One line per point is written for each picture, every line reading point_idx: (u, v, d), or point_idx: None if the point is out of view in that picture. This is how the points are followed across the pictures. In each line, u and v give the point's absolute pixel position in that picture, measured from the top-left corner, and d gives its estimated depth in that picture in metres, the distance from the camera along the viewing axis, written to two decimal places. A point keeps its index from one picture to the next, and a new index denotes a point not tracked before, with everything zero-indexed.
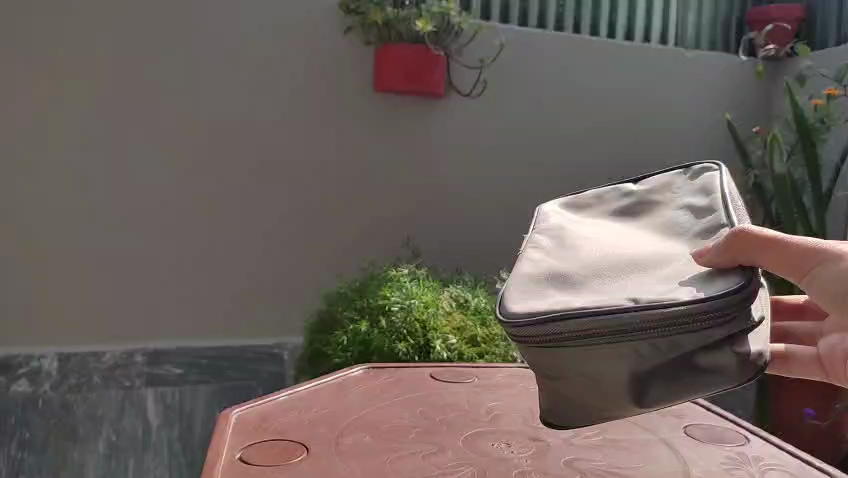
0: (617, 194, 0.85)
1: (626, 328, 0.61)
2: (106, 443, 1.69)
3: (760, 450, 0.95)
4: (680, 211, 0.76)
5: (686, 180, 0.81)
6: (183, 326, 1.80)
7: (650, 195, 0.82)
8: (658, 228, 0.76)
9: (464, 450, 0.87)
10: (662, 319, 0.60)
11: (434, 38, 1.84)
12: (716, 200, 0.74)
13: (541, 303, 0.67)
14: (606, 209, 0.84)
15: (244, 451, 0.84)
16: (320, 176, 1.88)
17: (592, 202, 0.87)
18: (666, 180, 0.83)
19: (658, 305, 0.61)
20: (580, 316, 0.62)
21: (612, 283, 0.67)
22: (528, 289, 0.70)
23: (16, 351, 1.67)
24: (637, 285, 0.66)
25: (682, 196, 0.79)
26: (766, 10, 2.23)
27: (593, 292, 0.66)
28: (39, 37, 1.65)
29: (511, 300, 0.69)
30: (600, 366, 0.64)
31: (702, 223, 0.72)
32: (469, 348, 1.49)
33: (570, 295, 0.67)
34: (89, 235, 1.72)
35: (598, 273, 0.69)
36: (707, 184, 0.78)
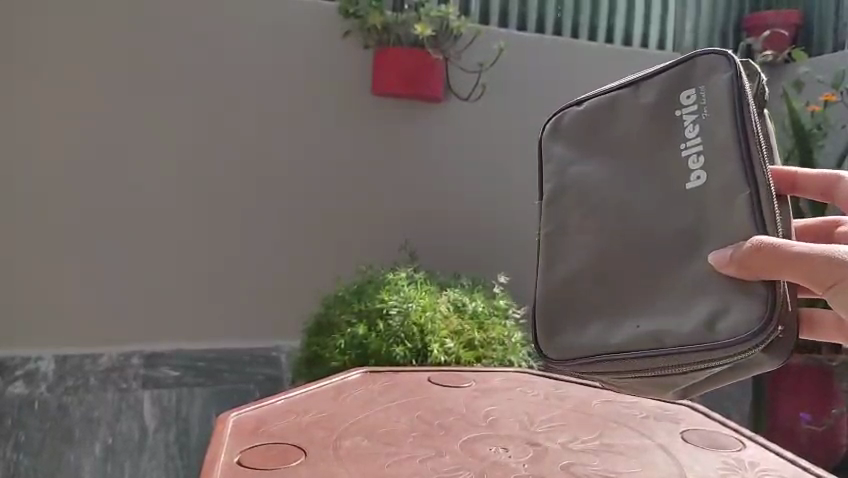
0: (622, 114, 0.78)
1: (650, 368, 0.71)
2: (103, 445, 1.68)
3: (757, 456, 0.95)
4: (692, 143, 0.72)
5: (696, 93, 0.73)
6: (181, 328, 1.80)
7: (657, 110, 0.75)
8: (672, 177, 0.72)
9: (462, 454, 0.87)
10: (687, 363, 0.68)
11: (432, 41, 1.85)
12: (733, 138, 0.69)
13: (577, 335, 0.77)
14: (612, 135, 0.79)
15: (243, 455, 0.83)
16: (320, 180, 1.88)
17: (594, 120, 0.81)
18: (672, 85, 0.75)
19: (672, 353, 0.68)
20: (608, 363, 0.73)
21: (632, 301, 0.73)
22: (561, 315, 0.79)
23: (14, 353, 1.67)
24: (655, 312, 0.71)
25: (694, 120, 0.72)
26: (763, 16, 2.25)
27: (619, 314, 0.74)
28: (39, 38, 1.65)
29: (546, 325, 0.80)
30: (643, 383, 0.75)
31: (719, 177, 0.69)
32: (467, 353, 1.51)
33: (596, 326, 0.75)
34: (87, 237, 1.72)
35: (618, 278, 0.74)
36: (721, 102, 0.71)
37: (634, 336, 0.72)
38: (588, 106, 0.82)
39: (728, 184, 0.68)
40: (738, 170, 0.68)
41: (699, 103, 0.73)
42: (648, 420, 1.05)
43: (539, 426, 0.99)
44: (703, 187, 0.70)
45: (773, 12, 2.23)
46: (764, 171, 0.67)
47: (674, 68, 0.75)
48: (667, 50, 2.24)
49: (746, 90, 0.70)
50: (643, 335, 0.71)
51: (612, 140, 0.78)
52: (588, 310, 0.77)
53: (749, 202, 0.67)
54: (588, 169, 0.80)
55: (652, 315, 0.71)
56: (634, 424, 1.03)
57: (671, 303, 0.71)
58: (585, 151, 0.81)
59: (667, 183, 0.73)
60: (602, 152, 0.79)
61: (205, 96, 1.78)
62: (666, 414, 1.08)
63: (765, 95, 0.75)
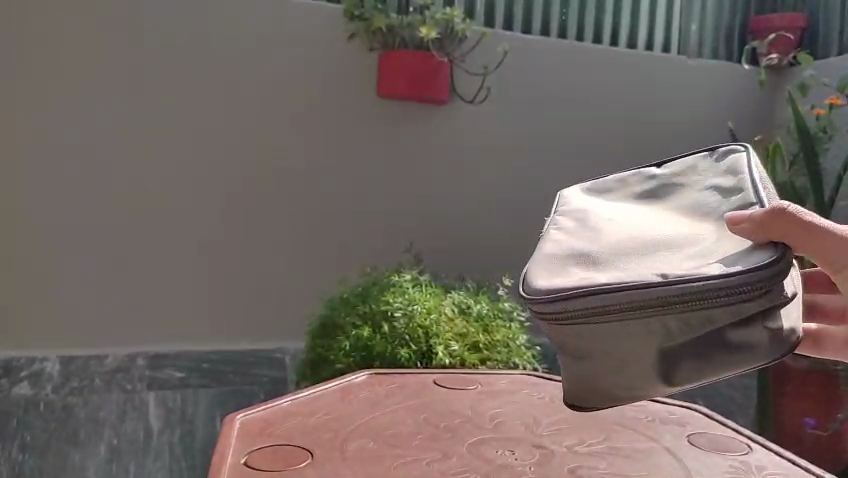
0: (641, 178, 0.85)
1: (651, 304, 0.63)
2: (108, 446, 1.65)
3: (763, 459, 0.95)
4: (705, 189, 0.76)
5: (711, 162, 0.80)
6: (186, 330, 1.81)
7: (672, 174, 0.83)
8: (684, 210, 0.75)
9: (468, 456, 0.87)
10: (686, 295, 0.62)
11: (437, 44, 1.87)
12: (745, 181, 0.73)
13: (567, 278, 0.69)
14: (630, 193, 0.84)
15: (249, 457, 0.84)
16: (324, 182, 1.88)
17: (612, 186, 0.87)
18: (684, 159, 0.85)
19: (683, 280, 0.62)
20: (604, 293, 0.64)
21: (640, 260, 0.68)
22: (554, 266, 0.72)
23: (18, 355, 1.68)
24: (666, 261, 0.66)
25: (705, 173, 0.80)
26: (768, 19, 2.25)
27: (617, 265, 0.68)
28: (45, 40, 1.66)
29: (535, 277, 0.72)
30: (631, 346, 0.65)
31: (730, 202, 0.71)
32: (471, 355, 1.50)
33: (595, 270, 0.69)
34: (93, 238, 1.73)
35: (621, 252, 0.70)
36: (727, 160, 0.79)
37: (634, 274, 0.65)
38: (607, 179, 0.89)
39: (733, 193, 0.73)
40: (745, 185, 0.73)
41: (715, 168, 0.79)
42: (653, 424, 1.05)
43: (545, 429, 0.99)
44: (710, 200, 0.75)
45: (778, 15, 2.23)
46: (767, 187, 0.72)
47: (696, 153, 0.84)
48: (671, 53, 2.24)
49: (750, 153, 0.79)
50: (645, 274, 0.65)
51: (629, 195, 0.84)
52: (583, 266, 0.71)
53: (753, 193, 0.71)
54: (599, 206, 0.83)
55: (652, 265, 0.67)
56: (640, 428, 1.02)
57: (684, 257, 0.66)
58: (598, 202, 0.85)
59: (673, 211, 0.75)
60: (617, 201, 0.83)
61: (210, 99, 1.78)
62: (671, 418, 1.08)
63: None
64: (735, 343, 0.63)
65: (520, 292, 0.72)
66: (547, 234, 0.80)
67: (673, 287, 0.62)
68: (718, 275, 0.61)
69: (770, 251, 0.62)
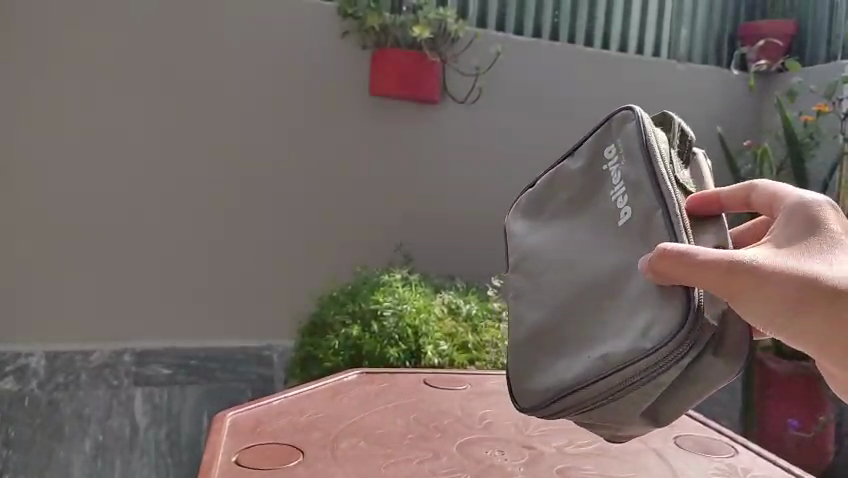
0: (555, 182, 0.76)
1: (602, 395, 0.62)
2: (93, 442, 1.67)
3: (748, 462, 0.96)
4: (617, 190, 0.68)
5: (614, 145, 0.71)
6: (175, 326, 1.80)
7: (590, 173, 0.72)
8: (609, 228, 0.67)
9: (458, 456, 0.87)
10: (627, 380, 0.60)
11: (430, 44, 1.87)
12: (648, 177, 0.65)
13: (529, 381, 0.68)
14: (552, 204, 0.75)
15: (241, 455, 0.84)
16: (315, 181, 1.88)
17: (533, 196, 0.78)
18: (594, 146, 0.73)
19: (618, 365, 0.60)
20: (562, 399, 0.64)
21: (593, 334, 0.65)
22: (522, 361, 0.69)
23: (2, 350, 1.65)
24: (610, 336, 0.63)
25: (618, 169, 0.69)
26: (757, 26, 2.27)
27: (569, 353, 0.66)
28: (36, 31, 1.64)
29: (512, 387, 0.70)
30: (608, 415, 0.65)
31: (648, 212, 0.64)
32: (460, 355, 1.50)
33: (559, 362, 0.66)
34: (82, 233, 1.71)
35: (573, 326, 0.67)
36: (633, 150, 0.68)
37: (580, 366, 0.64)
38: (536, 184, 0.78)
39: (649, 213, 0.64)
40: (657, 205, 0.64)
41: (618, 154, 0.70)
42: None
43: (534, 429, 1.00)
44: (631, 224, 0.65)
45: (768, 22, 2.25)
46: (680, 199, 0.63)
47: (594, 132, 0.74)
48: (662, 57, 2.25)
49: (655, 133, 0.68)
50: (588, 361, 0.63)
51: (559, 208, 0.74)
52: (538, 354, 0.68)
53: (666, 222, 0.62)
54: (533, 238, 0.74)
55: (597, 345, 0.64)
56: None
57: (619, 317, 0.63)
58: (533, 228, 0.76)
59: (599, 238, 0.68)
60: (552, 222, 0.74)
61: (202, 94, 1.78)
62: None
63: (690, 135, 0.71)
64: (691, 381, 0.61)
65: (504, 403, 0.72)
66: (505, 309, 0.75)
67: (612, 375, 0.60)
68: (647, 352, 0.59)
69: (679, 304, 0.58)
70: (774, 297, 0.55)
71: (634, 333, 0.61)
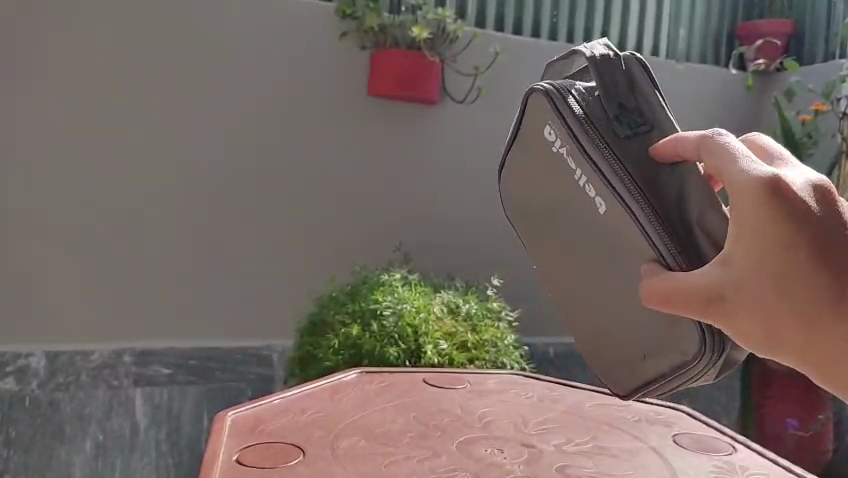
0: (522, 164, 0.86)
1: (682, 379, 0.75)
2: (94, 442, 1.67)
3: (746, 459, 0.97)
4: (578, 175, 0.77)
5: (551, 127, 0.80)
6: (175, 326, 1.80)
7: (546, 156, 0.82)
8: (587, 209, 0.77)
9: (458, 455, 0.88)
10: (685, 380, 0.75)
11: (429, 44, 1.87)
12: (593, 163, 0.74)
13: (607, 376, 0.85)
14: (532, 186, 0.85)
15: (241, 453, 0.84)
16: (316, 181, 1.89)
17: (512, 181, 0.88)
18: (536, 128, 0.82)
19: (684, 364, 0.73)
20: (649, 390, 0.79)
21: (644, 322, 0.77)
22: (597, 355, 0.84)
23: (4, 350, 1.66)
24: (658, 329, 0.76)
25: (567, 153, 0.78)
26: (756, 24, 2.28)
27: (625, 349, 0.81)
28: (37, 31, 1.65)
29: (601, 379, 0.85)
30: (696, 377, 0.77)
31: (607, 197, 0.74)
32: (459, 354, 1.51)
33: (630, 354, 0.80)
34: (83, 233, 1.72)
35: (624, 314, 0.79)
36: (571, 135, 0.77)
37: (642, 366, 0.79)
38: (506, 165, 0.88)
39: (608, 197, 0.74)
40: (614, 192, 0.73)
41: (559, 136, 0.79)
42: (639, 425, 1.06)
43: (533, 428, 1.00)
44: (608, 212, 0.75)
45: (766, 21, 2.26)
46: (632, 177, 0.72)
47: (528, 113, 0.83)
48: (661, 56, 2.26)
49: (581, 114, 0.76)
50: (649, 365, 0.78)
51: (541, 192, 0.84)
52: (601, 347, 0.83)
53: (630, 214, 0.72)
54: (541, 228, 0.85)
55: (649, 345, 0.77)
56: (626, 428, 1.04)
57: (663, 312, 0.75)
58: (530, 215, 0.86)
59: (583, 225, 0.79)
60: (541, 205, 0.84)
61: (202, 95, 1.78)
62: (657, 419, 1.09)
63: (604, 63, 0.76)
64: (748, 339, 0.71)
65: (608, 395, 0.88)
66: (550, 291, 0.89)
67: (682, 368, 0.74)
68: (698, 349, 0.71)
69: None
70: (743, 330, 0.57)
71: (682, 348, 0.73)
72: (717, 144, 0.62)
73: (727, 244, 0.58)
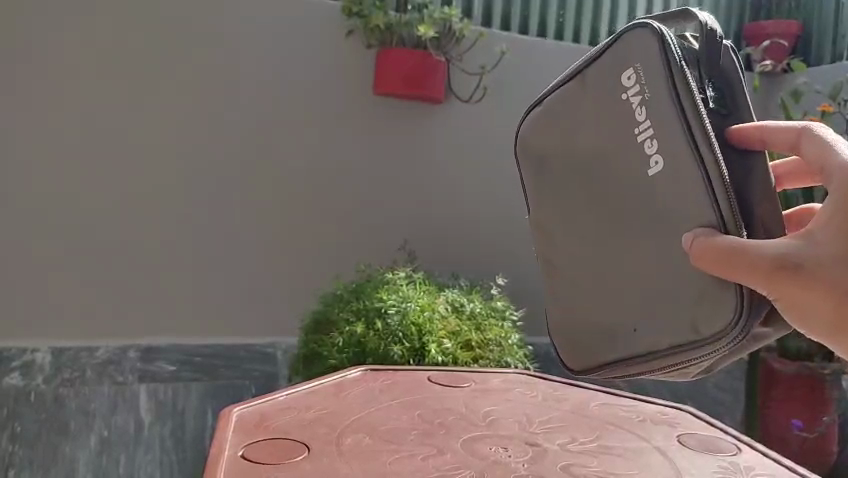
0: (580, 97, 0.85)
1: (667, 364, 0.77)
2: (98, 438, 1.66)
3: (751, 460, 0.96)
4: (644, 126, 0.77)
5: (634, 70, 0.79)
6: (180, 323, 1.81)
7: (609, 103, 0.82)
8: (639, 156, 0.78)
9: (463, 453, 0.88)
10: (682, 360, 0.75)
11: (435, 44, 1.87)
12: (673, 111, 0.74)
13: (588, 348, 0.86)
14: (574, 123, 0.86)
15: (247, 450, 0.85)
16: (322, 179, 1.89)
17: (551, 117, 0.89)
18: (614, 67, 0.81)
19: (684, 349, 0.74)
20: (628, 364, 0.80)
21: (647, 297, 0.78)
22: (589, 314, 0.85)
23: (11, 345, 1.66)
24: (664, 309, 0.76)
25: (639, 101, 0.78)
26: (763, 25, 2.26)
27: (617, 319, 0.82)
28: (42, 28, 1.65)
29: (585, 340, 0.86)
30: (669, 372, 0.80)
31: (675, 145, 0.74)
32: (463, 353, 1.51)
33: (622, 324, 0.81)
34: (88, 230, 1.72)
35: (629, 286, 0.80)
36: (659, 80, 0.76)
37: (633, 341, 0.80)
38: (544, 104, 0.90)
39: (680, 147, 0.73)
40: (687, 141, 0.73)
41: (639, 82, 0.78)
42: (644, 425, 1.06)
43: (538, 427, 1.00)
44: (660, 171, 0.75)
45: (773, 22, 2.24)
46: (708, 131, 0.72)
47: (612, 46, 0.82)
48: None
49: (678, 61, 0.75)
50: (639, 340, 0.79)
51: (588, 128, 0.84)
52: (584, 315, 0.86)
53: (702, 173, 0.71)
54: (565, 167, 0.87)
55: (646, 318, 0.78)
56: (632, 428, 1.03)
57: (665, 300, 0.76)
58: (540, 171, 0.91)
59: (631, 168, 0.79)
60: (579, 146, 0.85)
61: (207, 92, 1.78)
62: (662, 419, 1.09)
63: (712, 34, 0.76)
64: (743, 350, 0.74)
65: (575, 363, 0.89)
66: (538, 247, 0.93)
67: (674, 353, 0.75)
68: (708, 339, 0.72)
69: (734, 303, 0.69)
70: (802, 307, 0.61)
71: (689, 322, 0.73)
72: (815, 139, 0.67)
73: (812, 223, 0.62)
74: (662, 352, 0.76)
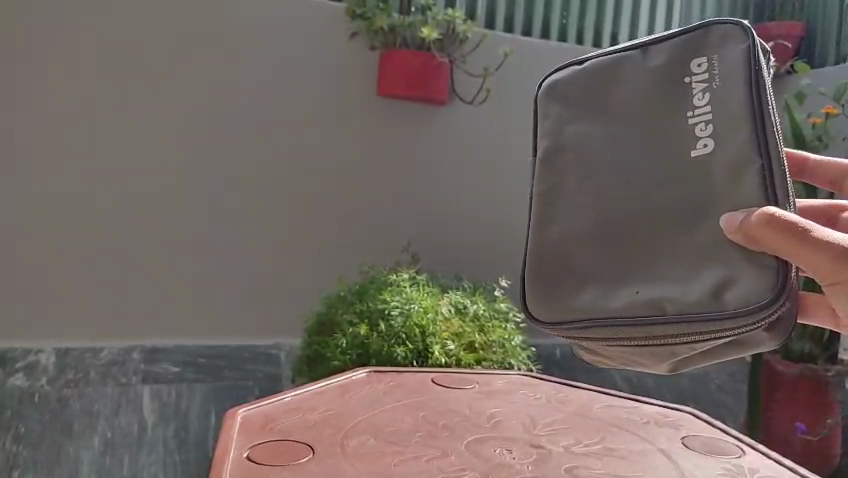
0: (630, 72, 0.81)
1: (665, 333, 0.71)
2: (101, 439, 1.63)
3: (755, 462, 0.96)
4: (701, 112, 0.74)
5: (708, 59, 0.76)
6: (183, 325, 1.81)
7: (665, 82, 0.78)
8: (685, 139, 0.75)
9: (467, 454, 0.88)
10: (683, 332, 0.70)
11: (439, 45, 1.87)
12: (744, 107, 0.71)
13: (572, 301, 0.79)
14: (616, 91, 0.81)
15: (252, 451, 0.85)
16: (325, 181, 1.89)
17: (594, 79, 0.84)
18: (685, 53, 0.77)
19: (696, 317, 0.69)
20: (616, 325, 0.74)
21: (661, 264, 0.74)
22: (583, 269, 0.79)
23: (16, 346, 1.67)
24: (681, 278, 0.72)
25: (705, 88, 0.75)
26: (767, 28, 2.29)
27: (617, 279, 0.76)
28: (45, 30, 1.66)
29: (568, 291, 0.80)
30: (647, 349, 0.75)
31: (734, 138, 0.71)
32: (467, 355, 1.51)
33: (623, 284, 0.76)
34: (91, 231, 1.73)
35: (643, 252, 0.75)
36: (736, 72, 0.73)
37: (634, 302, 0.73)
38: (589, 66, 0.84)
39: (742, 143, 0.71)
40: (752, 136, 0.70)
41: (710, 72, 0.75)
42: (648, 427, 1.05)
43: (541, 429, 1.00)
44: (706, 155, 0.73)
45: (775, 23, 2.27)
46: (774, 134, 0.70)
47: (691, 34, 0.78)
48: None
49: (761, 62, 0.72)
50: (642, 301, 0.73)
51: (631, 101, 0.79)
52: (566, 270, 0.80)
53: (761, 170, 0.69)
54: (587, 122, 0.82)
55: (655, 282, 0.73)
56: (638, 431, 1.03)
57: (678, 271, 0.72)
58: (566, 112, 0.85)
59: (673, 149, 0.75)
60: (615, 113, 0.80)
61: (210, 93, 1.79)
62: (665, 421, 1.09)
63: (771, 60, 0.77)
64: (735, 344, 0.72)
65: (547, 315, 0.81)
66: (537, 190, 0.85)
67: (676, 321, 0.70)
68: (726, 312, 0.67)
69: (774, 282, 0.66)
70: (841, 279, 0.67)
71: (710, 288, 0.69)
72: None
73: None
74: (665, 317, 0.71)
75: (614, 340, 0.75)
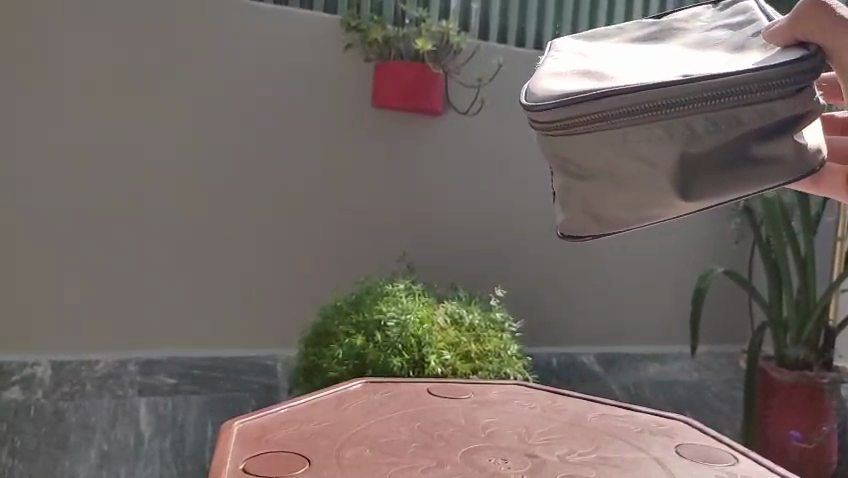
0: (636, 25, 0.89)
1: (683, 99, 0.65)
2: (98, 452, 1.52)
3: (747, 469, 0.97)
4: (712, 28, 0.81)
5: (712, 12, 0.86)
6: (180, 337, 1.86)
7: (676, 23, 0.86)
8: (696, 42, 0.79)
9: (462, 464, 0.88)
10: (708, 96, 0.65)
11: (433, 56, 1.89)
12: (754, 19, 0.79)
13: (576, 89, 0.71)
14: (629, 37, 0.88)
15: (248, 462, 0.85)
16: (319, 193, 1.90)
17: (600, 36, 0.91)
18: (692, 11, 0.88)
19: (721, 74, 0.65)
20: (634, 90, 0.67)
21: (675, 70, 0.71)
22: (592, 80, 0.73)
23: (11, 359, 1.74)
24: (701, 70, 0.69)
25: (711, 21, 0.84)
26: None
27: (629, 80, 0.71)
28: (44, 49, 1.69)
29: (573, 89, 0.72)
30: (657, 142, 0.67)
31: (749, 30, 0.77)
32: (463, 365, 1.51)
33: (634, 81, 0.71)
34: (88, 246, 1.77)
35: (653, 69, 0.72)
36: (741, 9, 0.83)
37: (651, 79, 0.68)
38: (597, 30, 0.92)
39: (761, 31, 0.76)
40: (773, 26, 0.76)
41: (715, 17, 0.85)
42: (642, 436, 1.06)
43: (537, 438, 1.01)
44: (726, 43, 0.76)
45: None
46: None
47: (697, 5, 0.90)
48: None
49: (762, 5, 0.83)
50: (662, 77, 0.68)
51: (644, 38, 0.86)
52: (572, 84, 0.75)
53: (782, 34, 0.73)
54: (594, 46, 0.87)
55: (672, 75, 0.69)
56: (629, 439, 1.04)
57: (697, 70, 0.69)
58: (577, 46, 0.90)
59: (693, 46, 0.79)
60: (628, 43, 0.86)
61: (205, 108, 1.80)
62: (659, 429, 1.09)
63: None
64: (756, 155, 0.66)
65: (541, 105, 0.72)
66: (541, 66, 0.85)
67: (698, 81, 0.65)
68: (754, 69, 0.64)
69: (804, 51, 0.65)
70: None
71: (747, 66, 0.66)
72: None
73: None
74: (692, 79, 0.65)
75: (623, 115, 0.67)
